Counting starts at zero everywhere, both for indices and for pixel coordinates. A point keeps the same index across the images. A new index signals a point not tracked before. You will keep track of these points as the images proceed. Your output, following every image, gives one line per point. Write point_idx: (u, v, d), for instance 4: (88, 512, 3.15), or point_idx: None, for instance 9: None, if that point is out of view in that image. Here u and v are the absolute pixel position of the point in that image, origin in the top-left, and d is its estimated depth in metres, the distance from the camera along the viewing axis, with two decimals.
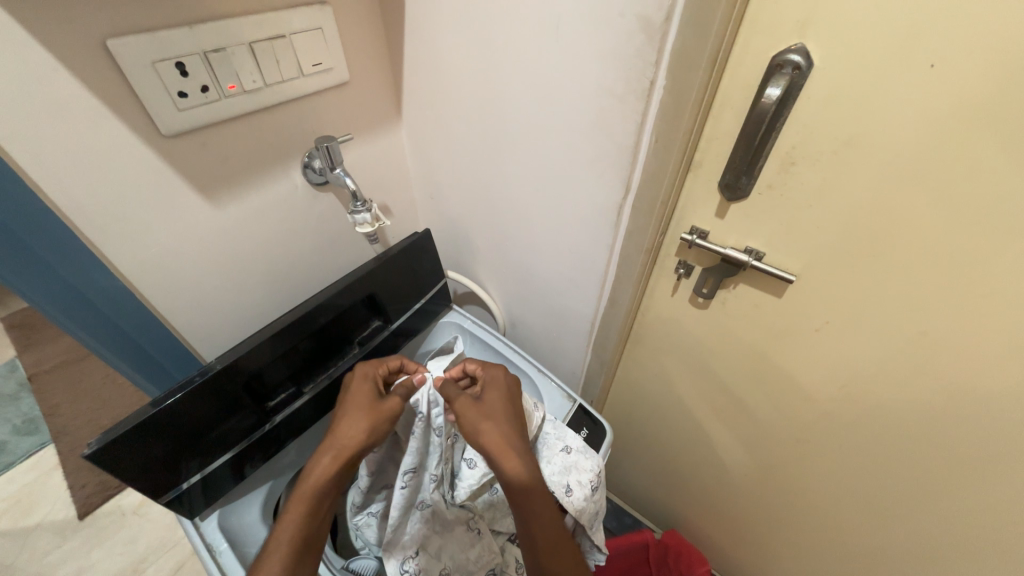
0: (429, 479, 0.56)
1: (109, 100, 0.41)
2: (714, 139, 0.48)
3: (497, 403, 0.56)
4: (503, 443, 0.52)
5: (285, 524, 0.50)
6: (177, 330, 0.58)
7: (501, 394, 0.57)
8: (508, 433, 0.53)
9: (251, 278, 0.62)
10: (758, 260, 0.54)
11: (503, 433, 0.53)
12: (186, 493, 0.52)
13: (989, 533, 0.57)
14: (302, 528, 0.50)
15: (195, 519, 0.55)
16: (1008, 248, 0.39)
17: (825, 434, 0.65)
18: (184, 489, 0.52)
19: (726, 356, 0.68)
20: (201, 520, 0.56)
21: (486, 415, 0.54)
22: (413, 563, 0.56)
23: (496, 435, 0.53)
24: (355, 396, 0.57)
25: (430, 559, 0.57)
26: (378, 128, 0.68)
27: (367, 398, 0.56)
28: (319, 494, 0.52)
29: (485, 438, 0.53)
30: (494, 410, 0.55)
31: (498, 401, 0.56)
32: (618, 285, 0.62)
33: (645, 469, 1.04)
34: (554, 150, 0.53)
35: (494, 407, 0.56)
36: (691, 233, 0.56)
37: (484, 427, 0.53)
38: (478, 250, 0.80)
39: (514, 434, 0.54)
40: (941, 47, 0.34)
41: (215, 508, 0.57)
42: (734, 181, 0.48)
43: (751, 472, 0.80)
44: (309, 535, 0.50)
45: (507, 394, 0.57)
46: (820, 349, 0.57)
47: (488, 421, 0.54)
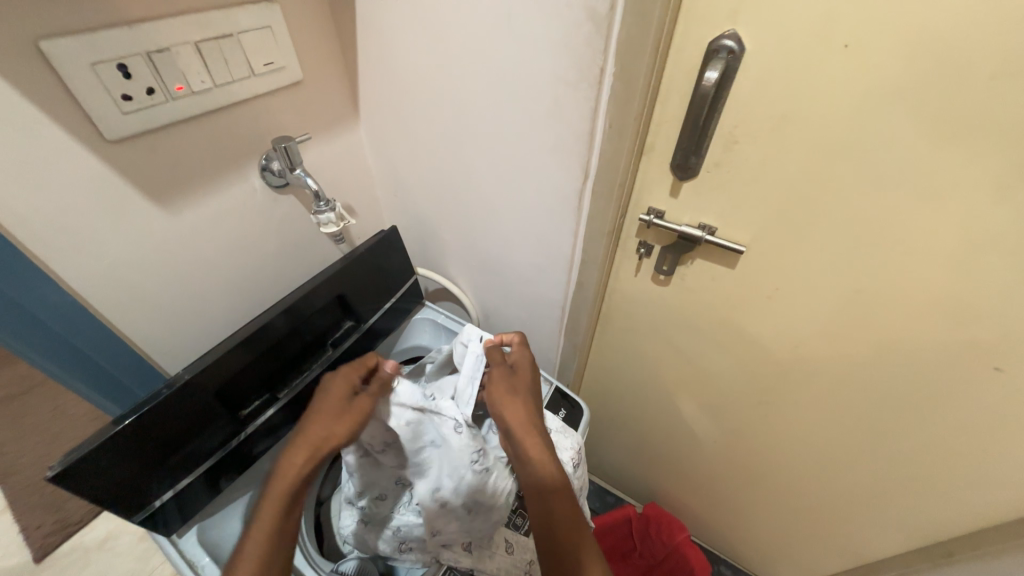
0: (437, 408, 0.58)
1: (45, 105, 0.39)
2: (663, 123, 0.51)
3: (524, 383, 0.62)
4: (527, 422, 0.57)
5: (263, 523, 0.48)
6: (136, 346, 0.56)
7: (524, 376, 0.62)
8: (533, 413, 0.59)
9: (212, 287, 0.61)
10: (712, 235, 0.57)
11: (528, 411, 0.58)
12: (159, 511, 0.51)
13: (925, 467, 0.64)
14: (276, 527, 0.49)
15: (172, 536, 0.54)
16: (920, 207, 0.44)
17: (782, 394, 0.70)
18: (157, 506, 0.50)
19: (689, 330, 0.72)
20: (179, 537, 0.54)
21: (511, 391, 0.60)
22: (432, 495, 0.57)
23: (521, 413, 0.58)
24: (331, 395, 0.57)
25: (447, 492, 0.57)
26: (337, 126, 0.67)
27: (341, 397, 0.57)
28: (294, 493, 0.51)
29: (513, 409, 0.58)
30: (517, 387, 0.61)
31: (527, 381, 0.62)
32: (584, 268, 0.64)
33: (623, 448, 1.08)
34: (515, 141, 0.55)
35: (520, 387, 0.61)
36: (648, 214, 0.60)
37: (509, 403, 0.58)
38: (446, 245, 0.80)
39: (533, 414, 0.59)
40: (852, 31, 0.38)
41: (192, 524, 0.55)
42: (684, 161, 0.52)
43: (720, 438, 0.85)
44: (285, 533, 0.49)
45: (534, 377, 0.64)
46: (772, 314, 0.62)
47: (516, 399, 0.59)
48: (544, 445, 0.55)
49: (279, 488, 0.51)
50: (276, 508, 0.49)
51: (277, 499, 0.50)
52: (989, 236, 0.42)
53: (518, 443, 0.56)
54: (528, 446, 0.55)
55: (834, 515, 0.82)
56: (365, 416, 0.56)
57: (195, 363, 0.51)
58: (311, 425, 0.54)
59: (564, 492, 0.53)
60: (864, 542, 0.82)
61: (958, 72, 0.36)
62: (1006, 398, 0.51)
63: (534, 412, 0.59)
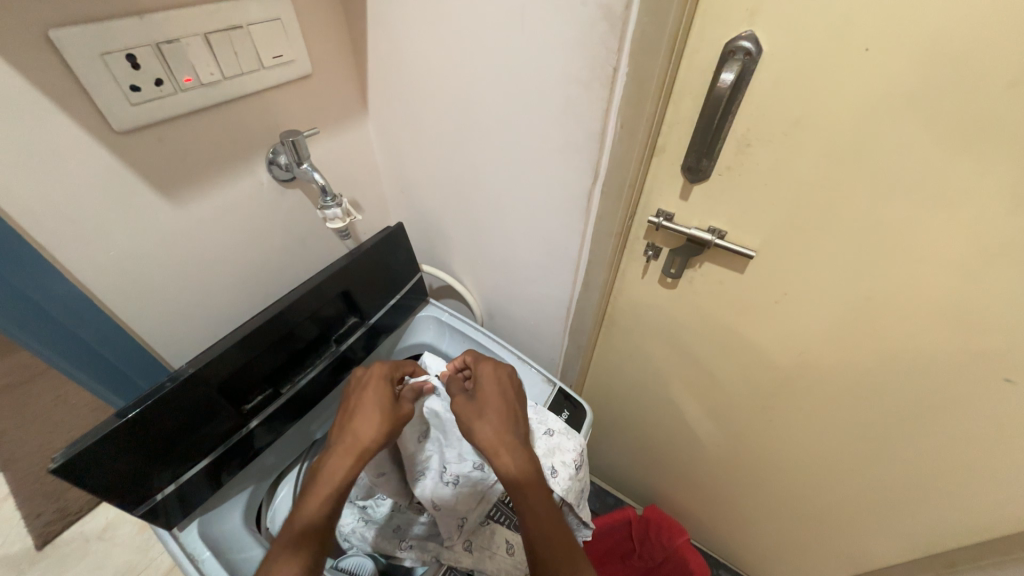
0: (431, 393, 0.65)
1: (53, 95, 0.39)
2: (675, 124, 0.50)
3: (490, 400, 0.59)
4: (497, 441, 0.56)
5: (302, 519, 0.49)
6: (141, 339, 0.56)
7: (492, 390, 0.60)
8: (503, 431, 0.56)
9: (217, 281, 0.60)
10: (721, 239, 0.57)
11: (497, 429, 0.57)
12: (161, 504, 0.51)
13: (930, 477, 0.64)
14: (320, 524, 0.49)
15: (173, 529, 0.54)
16: (936, 216, 0.43)
17: (787, 400, 0.69)
18: (158, 500, 0.50)
19: (695, 334, 0.71)
20: (180, 531, 0.54)
21: (479, 411, 0.58)
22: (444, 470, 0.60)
23: (490, 431, 0.56)
24: (369, 395, 0.57)
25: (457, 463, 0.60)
26: (344, 121, 0.67)
27: (382, 397, 0.57)
28: (340, 493, 0.51)
29: (482, 427, 0.57)
30: (487, 404, 0.59)
31: (493, 399, 0.59)
32: (590, 269, 0.64)
33: (624, 450, 1.07)
34: (525, 142, 0.54)
35: (489, 402, 0.59)
36: (657, 216, 0.59)
37: (478, 425, 0.57)
38: (452, 243, 0.80)
39: (508, 426, 0.57)
40: (872, 34, 0.37)
41: (193, 518, 0.55)
42: (695, 163, 0.51)
43: (722, 442, 0.85)
44: (325, 531, 0.49)
45: (504, 391, 0.61)
46: (780, 320, 0.61)
47: (481, 419, 0.57)
48: (517, 457, 0.55)
49: (322, 489, 0.51)
50: (325, 506, 0.50)
51: (325, 499, 0.50)
52: (1005, 246, 0.42)
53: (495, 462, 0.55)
54: (503, 463, 0.54)
55: (835, 521, 0.82)
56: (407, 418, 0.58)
57: (199, 356, 0.51)
58: (359, 428, 0.54)
59: (543, 502, 0.52)
60: (866, 550, 0.82)
61: (979, 79, 0.35)
62: (1016, 410, 0.51)
63: (509, 425, 0.57)
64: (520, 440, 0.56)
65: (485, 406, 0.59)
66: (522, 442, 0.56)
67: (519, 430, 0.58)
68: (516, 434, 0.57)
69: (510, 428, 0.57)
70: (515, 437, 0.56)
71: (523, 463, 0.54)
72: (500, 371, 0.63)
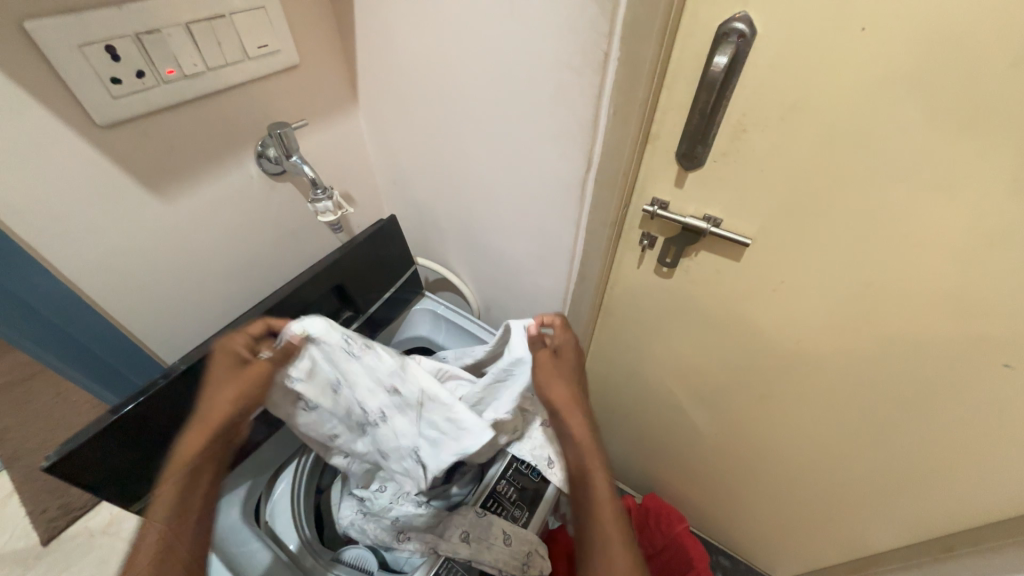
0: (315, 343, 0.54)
1: (32, 88, 0.38)
2: (669, 110, 0.49)
3: (569, 363, 0.61)
4: (570, 401, 0.59)
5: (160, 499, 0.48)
6: (133, 335, 0.55)
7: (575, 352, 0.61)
8: (575, 393, 0.60)
9: (208, 276, 0.60)
10: (717, 227, 0.56)
11: (569, 391, 0.59)
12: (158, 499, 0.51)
13: (926, 462, 0.64)
14: (174, 503, 0.48)
15: None
16: (935, 200, 0.42)
17: (784, 388, 0.69)
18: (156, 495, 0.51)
19: (692, 323, 0.71)
20: None
21: (556, 369, 0.60)
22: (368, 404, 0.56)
23: (563, 392, 0.59)
24: (217, 367, 0.52)
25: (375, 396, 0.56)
26: (334, 112, 0.65)
27: (225, 369, 0.52)
28: (188, 469, 0.50)
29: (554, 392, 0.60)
30: (564, 364, 0.60)
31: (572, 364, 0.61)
32: (586, 259, 0.63)
33: (623, 439, 1.08)
34: (517, 131, 0.53)
35: (566, 365, 0.60)
36: (652, 205, 0.58)
37: (555, 384, 0.59)
38: (446, 234, 0.79)
39: (575, 389, 0.60)
40: (869, 12, 0.36)
41: None
42: (690, 150, 0.50)
43: (721, 431, 0.85)
44: (183, 507, 0.48)
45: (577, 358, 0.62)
46: (777, 308, 0.61)
47: (557, 379, 0.59)
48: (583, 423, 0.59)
49: (175, 467, 0.50)
50: (175, 484, 0.49)
51: (175, 475, 0.49)
52: (1005, 229, 0.41)
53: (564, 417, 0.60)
54: (576, 419, 0.59)
55: (832, 506, 0.82)
56: (263, 381, 0.52)
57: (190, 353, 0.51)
58: (212, 399, 0.51)
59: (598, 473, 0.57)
60: (864, 535, 0.83)
61: (979, 58, 0.34)
62: (1014, 395, 0.51)
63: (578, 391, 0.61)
64: (582, 403, 0.60)
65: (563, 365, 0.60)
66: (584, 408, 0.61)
67: (580, 394, 0.61)
68: (581, 400, 0.61)
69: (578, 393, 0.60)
70: (581, 402, 0.60)
71: (586, 432, 0.59)
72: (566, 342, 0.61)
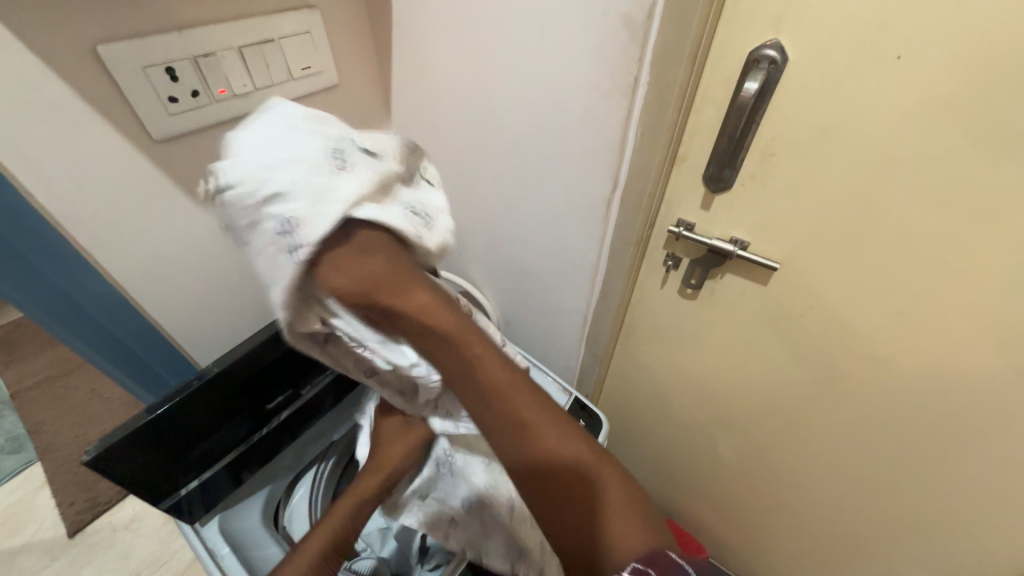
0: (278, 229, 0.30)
1: (99, 105, 0.41)
2: (697, 133, 0.50)
3: (406, 290, 0.33)
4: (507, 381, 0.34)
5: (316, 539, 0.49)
6: (171, 337, 0.58)
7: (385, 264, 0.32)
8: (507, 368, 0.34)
9: (243, 283, 0.62)
10: (744, 249, 0.55)
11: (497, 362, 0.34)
12: (184, 500, 0.52)
13: (966, 504, 0.60)
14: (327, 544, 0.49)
15: (195, 524, 0.55)
16: (975, 227, 0.41)
17: (813, 416, 0.67)
18: (182, 496, 0.52)
19: (716, 345, 0.69)
20: (202, 525, 0.55)
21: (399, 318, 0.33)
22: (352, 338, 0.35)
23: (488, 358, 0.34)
24: (384, 428, 0.57)
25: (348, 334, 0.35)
26: (368, 128, 0.68)
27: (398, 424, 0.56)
28: (351, 518, 0.52)
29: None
30: (410, 309, 0.33)
31: (417, 296, 0.33)
32: (609, 278, 0.63)
33: (640, 463, 1.05)
34: (545, 150, 0.54)
35: (399, 283, 0.33)
36: (678, 226, 0.58)
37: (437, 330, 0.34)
38: (470, 249, 0.80)
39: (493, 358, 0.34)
40: (903, 41, 0.36)
41: (215, 514, 0.57)
42: (717, 172, 0.50)
43: (744, 458, 0.82)
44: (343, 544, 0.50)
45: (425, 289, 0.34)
46: (805, 333, 0.59)
47: (430, 316, 0.33)
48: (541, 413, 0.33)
49: (330, 521, 0.51)
50: (337, 523, 0.51)
51: (340, 523, 0.51)
52: None
53: (460, 375, 0.34)
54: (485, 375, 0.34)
55: (862, 546, 0.78)
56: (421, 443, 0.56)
57: (222, 357, 0.52)
58: (386, 448, 0.55)
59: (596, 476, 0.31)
60: None
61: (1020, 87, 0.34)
62: None
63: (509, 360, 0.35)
64: (536, 394, 0.34)
65: (399, 312, 0.33)
66: (531, 382, 0.35)
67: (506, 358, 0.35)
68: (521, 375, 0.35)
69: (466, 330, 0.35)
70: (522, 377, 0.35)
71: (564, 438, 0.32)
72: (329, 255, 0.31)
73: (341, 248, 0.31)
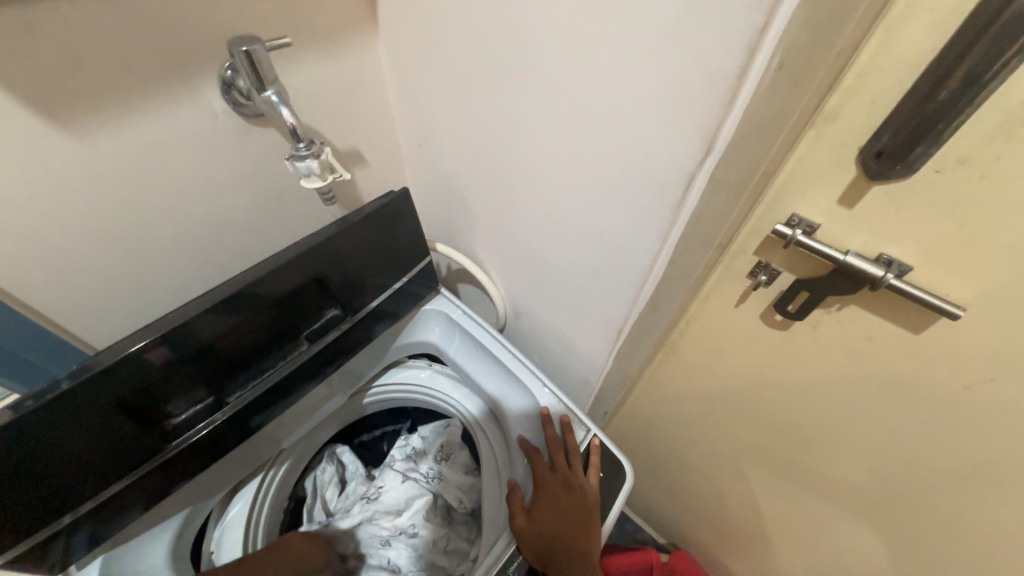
0: None
1: None
2: (872, 74, 0.28)
3: (553, 480, 0.48)
4: (581, 521, 0.47)
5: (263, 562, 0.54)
6: (37, 315, 0.41)
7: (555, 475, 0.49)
8: (583, 485, 0.48)
9: (152, 245, 0.45)
10: (900, 278, 0.34)
11: (582, 544, 0.46)
12: (65, 533, 0.39)
13: None
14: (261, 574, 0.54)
15: (69, 568, 0.42)
16: None
17: (920, 500, 0.49)
18: (63, 528, 0.38)
19: (797, 392, 0.50)
20: (78, 569, 0.42)
21: (537, 473, 0.49)
22: None
23: (575, 533, 0.46)
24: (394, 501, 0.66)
25: None
26: (342, 36, 0.47)
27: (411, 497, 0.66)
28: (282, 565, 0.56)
29: (533, 455, 0.51)
30: (540, 484, 0.49)
31: (569, 476, 0.49)
32: (663, 288, 0.44)
33: (653, 488, 0.89)
34: (598, 85, 0.33)
35: (547, 482, 0.48)
36: (791, 227, 0.37)
37: (543, 470, 0.49)
38: (476, 218, 0.61)
39: (577, 494, 0.48)
40: None
41: (98, 553, 0.43)
42: (898, 149, 0.28)
43: (796, 515, 0.65)
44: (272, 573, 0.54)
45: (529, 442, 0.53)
46: (951, 406, 0.40)
47: (551, 493, 0.47)
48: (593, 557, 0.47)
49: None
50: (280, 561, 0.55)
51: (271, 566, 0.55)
52: None
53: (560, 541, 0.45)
54: (559, 524, 0.46)
55: None
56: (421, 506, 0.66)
57: (78, 369, 0.35)
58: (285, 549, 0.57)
59: None
60: None
61: None
62: None
63: (588, 505, 0.48)
64: (591, 537, 0.47)
65: (540, 472, 0.49)
66: (594, 524, 0.47)
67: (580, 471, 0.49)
68: (587, 503, 0.48)
69: (460, 383, 0.64)
70: (594, 519, 0.47)
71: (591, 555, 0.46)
72: (408, 345, 0.64)
73: (443, 372, 0.65)
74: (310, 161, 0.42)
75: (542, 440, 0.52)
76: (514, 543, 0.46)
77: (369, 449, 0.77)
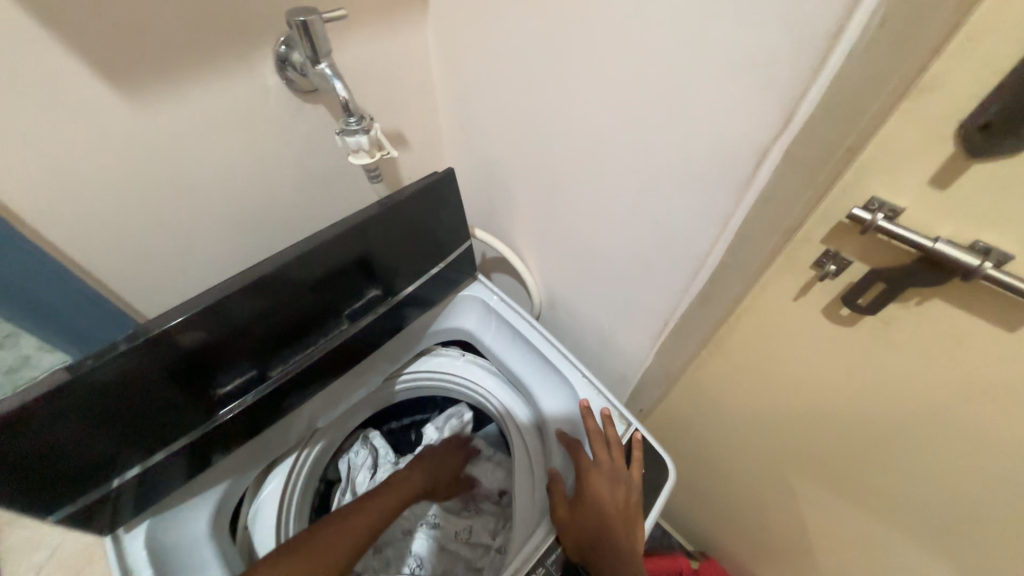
0: None
1: None
2: (982, 38, 0.25)
3: (595, 473, 0.47)
4: (623, 517, 0.45)
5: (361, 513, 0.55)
6: (96, 282, 0.42)
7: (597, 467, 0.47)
8: (626, 480, 0.47)
9: (203, 219, 0.45)
10: (998, 268, 0.31)
11: (625, 541, 0.44)
12: (116, 494, 0.40)
13: None
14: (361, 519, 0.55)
15: (117, 531, 0.42)
16: None
17: (995, 518, 0.45)
18: (114, 489, 0.39)
19: (858, 395, 0.47)
20: (125, 532, 0.43)
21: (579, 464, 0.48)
22: None
23: (618, 529, 0.44)
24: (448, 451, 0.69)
25: None
26: (392, 15, 0.47)
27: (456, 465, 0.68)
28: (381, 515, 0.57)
29: (573, 446, 0.50)
30: (581, 476, 0.47)
31: (612, 470, 0.47)
32: (719, 276, 0.41)
33: (686, 493, 0.86)
34: (663, 57, 0.32)
35: (588, 474, 0.47)
36: (870, 211, 0.34)
37: (585, 462, 0.48)
38: (517, 205, 0.60)
39: (620, 490, 0.46)
40: None
41: (144, 518, 0.44)
42: (1009, 120, 0.25)
43: (845, 529, 0.61)
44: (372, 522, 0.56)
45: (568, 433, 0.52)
46: None
47: (594, 485, 0.46)
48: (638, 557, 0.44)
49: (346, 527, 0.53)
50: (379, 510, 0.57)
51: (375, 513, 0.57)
52: None
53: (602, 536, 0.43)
54: (601, 519, 0.44)
55: None
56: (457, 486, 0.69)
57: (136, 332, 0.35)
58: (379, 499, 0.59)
59: None
60: None
61: None
62: None
63: (631, 502, 0.46)
64: (635, 536, 0.44)
65: (581, 464, 0.48)
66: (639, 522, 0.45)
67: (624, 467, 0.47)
68: (631, 499, 0.46)
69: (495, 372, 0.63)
70: (638, 517, 0.45)
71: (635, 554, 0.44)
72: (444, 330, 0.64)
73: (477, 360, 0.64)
74: (359, 136, 0.41)
75: (582, 432, 0.51)
76: (553, 535, 0.45)
77: (399, 438, 0.76)
